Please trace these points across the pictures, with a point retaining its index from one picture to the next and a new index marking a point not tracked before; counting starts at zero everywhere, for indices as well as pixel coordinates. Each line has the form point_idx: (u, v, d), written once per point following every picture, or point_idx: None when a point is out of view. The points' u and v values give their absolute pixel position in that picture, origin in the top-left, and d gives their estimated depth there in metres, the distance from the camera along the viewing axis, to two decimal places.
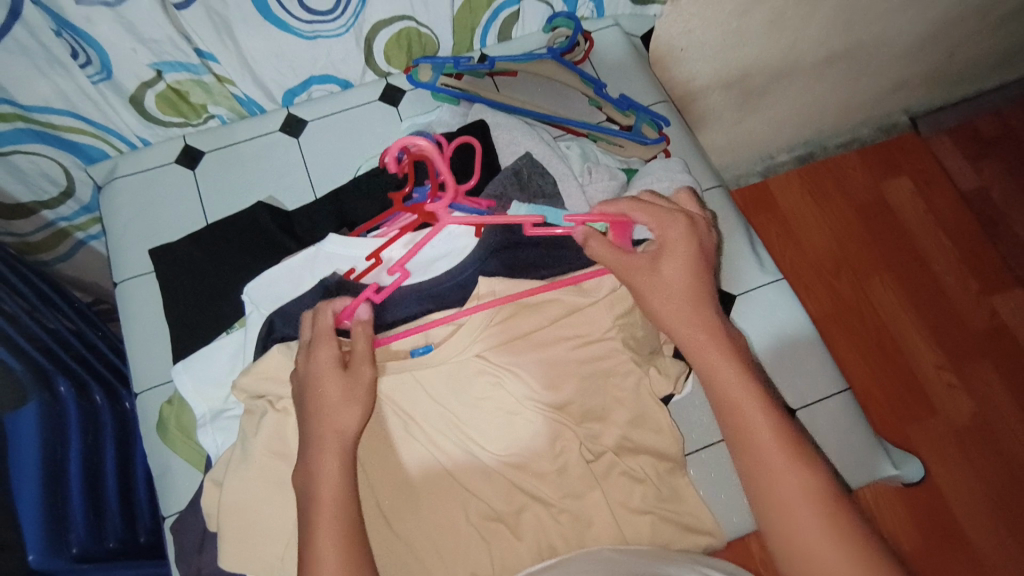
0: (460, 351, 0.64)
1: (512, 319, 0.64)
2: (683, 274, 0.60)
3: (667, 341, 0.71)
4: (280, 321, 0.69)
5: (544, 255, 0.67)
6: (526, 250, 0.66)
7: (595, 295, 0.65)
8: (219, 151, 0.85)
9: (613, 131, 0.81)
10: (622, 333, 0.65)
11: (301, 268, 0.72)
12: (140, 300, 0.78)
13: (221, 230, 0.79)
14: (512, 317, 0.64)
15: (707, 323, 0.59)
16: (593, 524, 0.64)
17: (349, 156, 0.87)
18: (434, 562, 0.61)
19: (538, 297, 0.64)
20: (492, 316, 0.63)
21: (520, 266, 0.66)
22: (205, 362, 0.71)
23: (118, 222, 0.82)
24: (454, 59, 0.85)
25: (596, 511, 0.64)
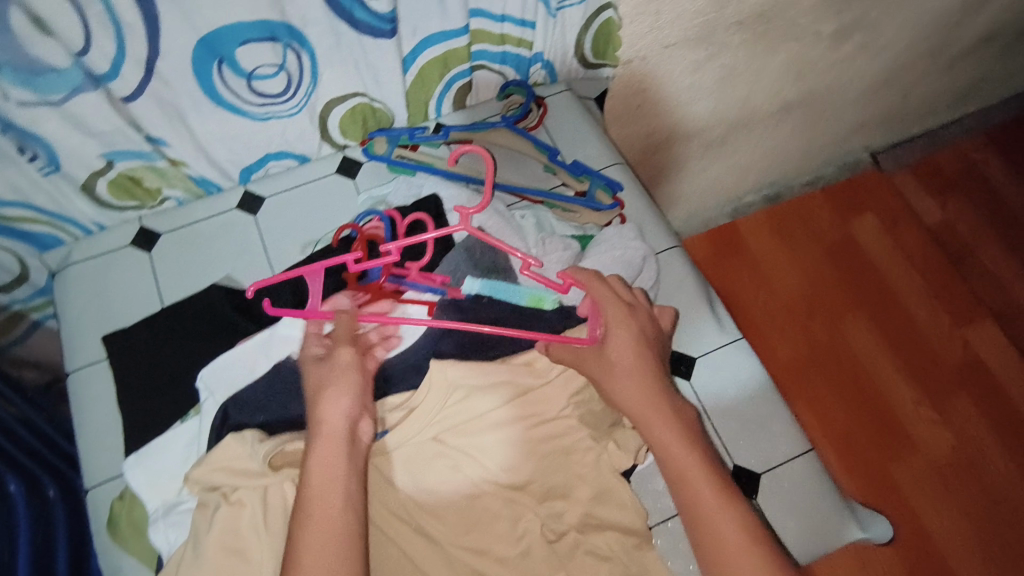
0: (417, 433, 0.64)
1: (467, 397, 0.64)
2: (638, 353, 0.63)
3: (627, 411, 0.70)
4: (234, 409, 0.69)
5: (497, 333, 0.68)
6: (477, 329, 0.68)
7: (546, 375, 0.66)
8: (176, 232, 0.85)
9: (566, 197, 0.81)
10: (578, 410, 0.66)
11: (255, 351, 0.72)
12: (93, 389, 0.77)
13: (178, 314, 0.78)
14: (467, 395, 0.64)
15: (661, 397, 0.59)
16: None
17: (308, 232, 0.87)
18: None
19: (487, 376, 0.65)
20: (448, 397, 0.64)
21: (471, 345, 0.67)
22: (160, 454, 0.70)
23: (72, 310, 0.81)
24: (409, 131, 0.89)
25: None
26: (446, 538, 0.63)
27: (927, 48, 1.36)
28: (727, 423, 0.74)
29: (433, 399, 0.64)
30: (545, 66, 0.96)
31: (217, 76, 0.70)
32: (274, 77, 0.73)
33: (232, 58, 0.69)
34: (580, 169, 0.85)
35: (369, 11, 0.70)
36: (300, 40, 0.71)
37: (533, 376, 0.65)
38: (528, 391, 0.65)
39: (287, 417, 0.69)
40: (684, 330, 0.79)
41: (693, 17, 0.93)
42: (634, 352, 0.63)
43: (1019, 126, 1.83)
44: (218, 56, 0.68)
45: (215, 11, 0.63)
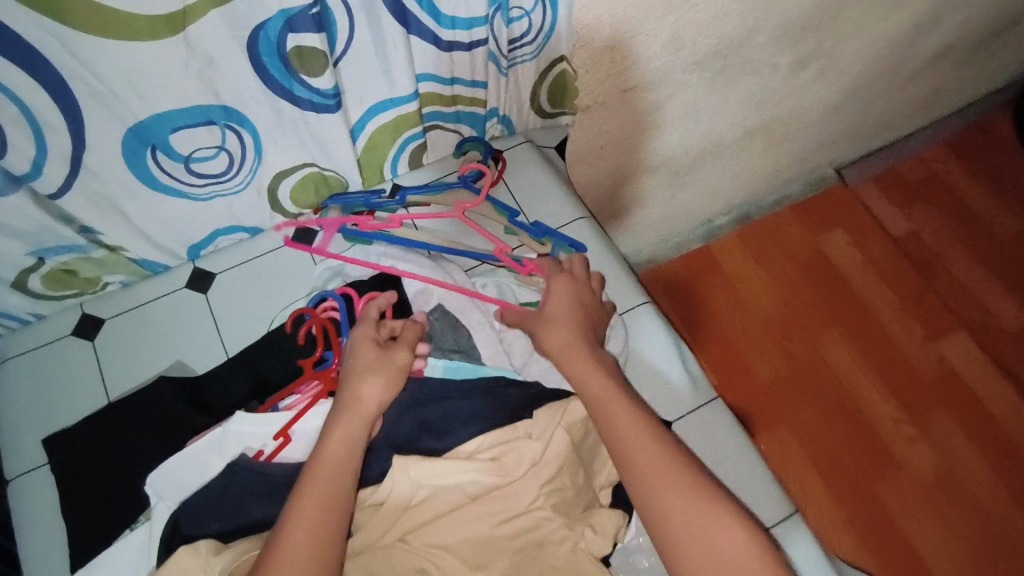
0: (383, 532, 0.60)
1: (434, 494, 0.61)
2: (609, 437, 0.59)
3: (603, 488, 0.66)
4: (187, 518, 0.64)
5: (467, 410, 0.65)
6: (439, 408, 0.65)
7: (514, 473, 0.61)
8: (120, 317, 0.81)
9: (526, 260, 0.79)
10: (551, 500, 0.61)
11: (208, 451, 0.68)
12: (36, 496, 0.72)
13: (124, 410, 0.74)
14: (435, 490, 0.61)
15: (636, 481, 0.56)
16: None
17: (264, 310, 0.82)
18: None
19: (449, 470, 0.61)
20: (414, 493, 0.60)
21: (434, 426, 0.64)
22: (107, 568, 0.66)
23: (10, 410, 0.76)
24: (365, 199, 0.86)
25: None
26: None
27: (884, 68, 1.36)
28: None
29: (401, 493, 0.60)
30: (502, 120, 0.93)
31: (151, 162, 0.67)
32: (214, 158, 0.70)
33: (165, 144, 0.66)
34: (541, 230, 0.83)
35: (309, 88, 0.68)
36: (238, 119, 0.68)
37: (500, 474, 0.61)
38: (491, 482, 0.61)
39: (242, 525, 0.64)
40: (660, 394, 0.76)
41: (649, 62, 0.91)
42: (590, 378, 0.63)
43: (979, 133, 1.85)
44: (150, 144, 0.65)
45: (141, 102, 0.61)
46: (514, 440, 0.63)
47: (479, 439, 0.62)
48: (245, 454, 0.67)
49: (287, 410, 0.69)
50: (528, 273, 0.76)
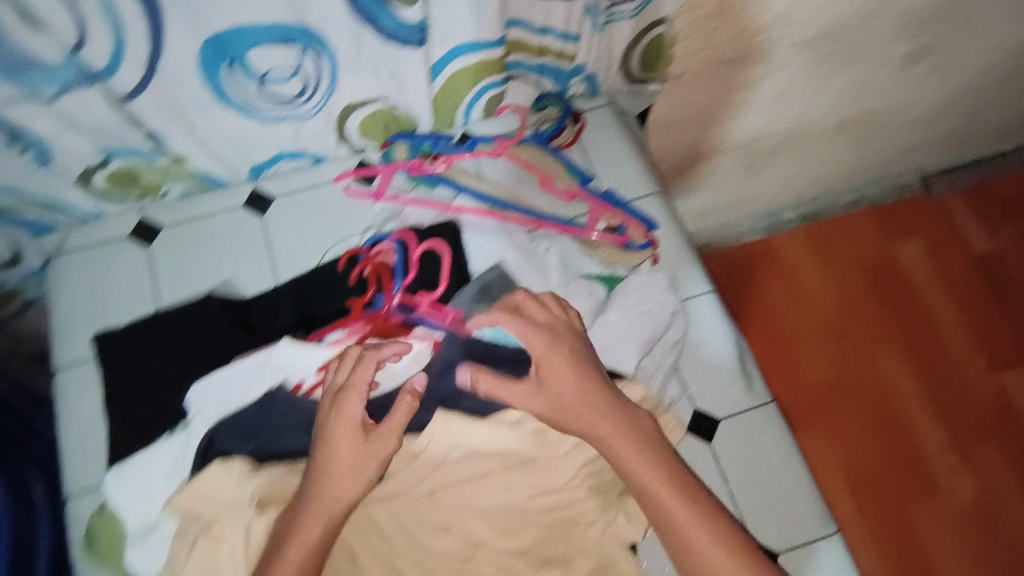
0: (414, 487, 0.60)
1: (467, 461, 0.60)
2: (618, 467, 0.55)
3: None
4: (221, 435, 0.66)
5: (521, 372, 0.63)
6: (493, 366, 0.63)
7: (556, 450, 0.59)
8: (178, 227, 0.81)
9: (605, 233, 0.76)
10: (588, 482, 0.60)
11: (250, 374, 0.69)
12: (80, 389, 0.74)
13: (172, 321, 0.75)
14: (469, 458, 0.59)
15: (653, 494, 0.53)
16: None
17: (317, 241, 0.81)
18: None
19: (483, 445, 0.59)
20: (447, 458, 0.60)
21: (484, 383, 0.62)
22: (142, 471, 0.67)
23: (65, 301, 0.77)
24: (433, 139, 0.83)
25: None
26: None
27: (1001, 74, 1.25)
28: (746, 495, 0.69)
29: (435, 458, 0.59)
30: (587, 78, 0.87)
31: (227, 76, 0.65)
32: (289, 80, 0.68)
33: (244, 59, 0.64)
34: (611, 203, 0.78)
35: (397, 21, 0.65)
36: (319, 44, 0.65)
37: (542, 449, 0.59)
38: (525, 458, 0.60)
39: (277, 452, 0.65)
40: (712, 388, 0.73)
41: (753, 34, 0.84)
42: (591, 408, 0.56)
43: None
44: (228, 56, 0.63)
45: (223, 11, 0.58)
46: None
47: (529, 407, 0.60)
48: (285, 385, 0.67)
49: (331, 346, 0.67)
50: (571, 199, 0.79)
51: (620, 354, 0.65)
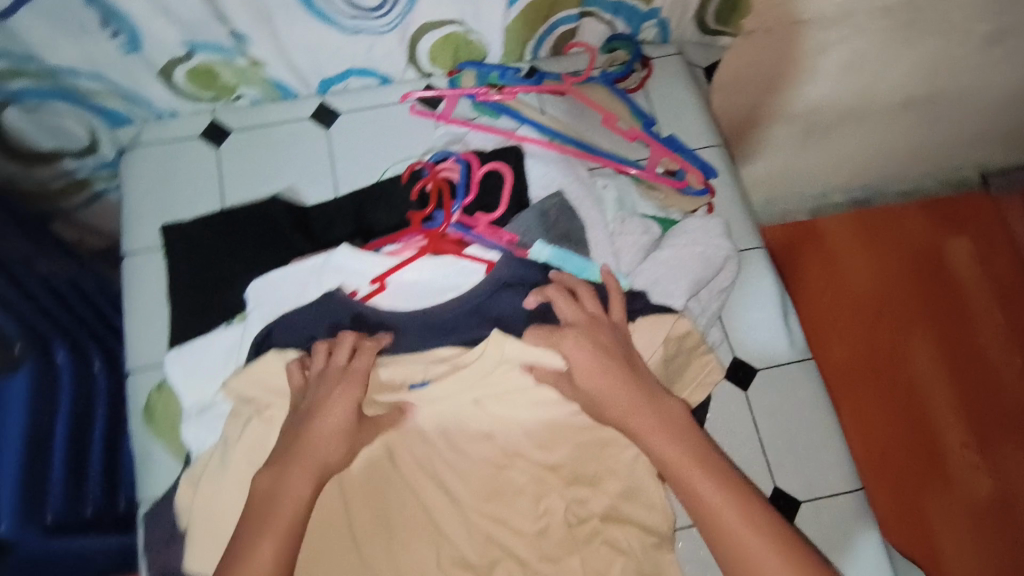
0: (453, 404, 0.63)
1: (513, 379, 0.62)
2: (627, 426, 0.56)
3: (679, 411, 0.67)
4: (278, 330, 0.67)
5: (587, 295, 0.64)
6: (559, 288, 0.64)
7: None
8: (247, 132, 0.83)
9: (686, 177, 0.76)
10: None
11: (308, 276, 0.70)
12: (149, 274, 0.78)
13: (237, 219, 0.77)
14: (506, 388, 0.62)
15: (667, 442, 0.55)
16: None
17: (379, 158, 0.82)
18: None
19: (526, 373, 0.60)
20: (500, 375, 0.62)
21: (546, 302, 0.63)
22: (201, 354, 0.71)
23: (137, 190, 0.81)
24: (500, 71, 0.83)
25: None
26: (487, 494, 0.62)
27: None
28: (774, 445, 0.70)
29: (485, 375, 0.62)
30: (659, 24, 0.86)
31: None
32: None
33: None
34: (673, 148, 0.78)
35: None
36: None
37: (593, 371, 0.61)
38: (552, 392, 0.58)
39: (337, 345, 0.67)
40: (753, 338, 0.74)
41: None
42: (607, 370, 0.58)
43: None
44: None
45: None
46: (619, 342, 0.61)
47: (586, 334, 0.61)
48: (341, 289, 0.68)
49: (389, 256, 0.68)
50: (632, 140, 0.79)
51: (670, 286, 0.65)
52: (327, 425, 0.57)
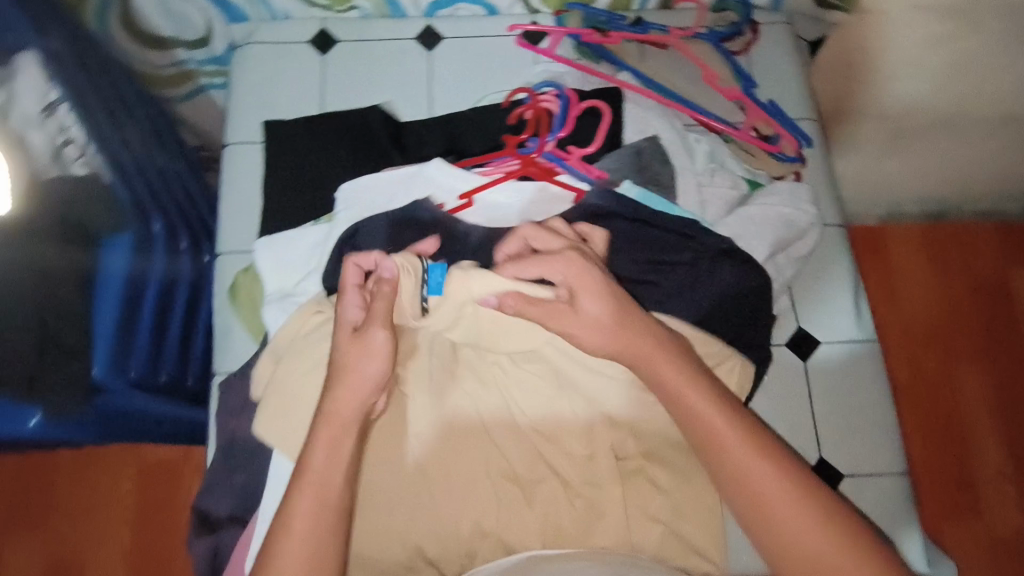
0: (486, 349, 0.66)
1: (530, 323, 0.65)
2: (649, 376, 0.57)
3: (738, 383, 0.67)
4: (363, 231, 0.70)
5: (674, 241, 0.64)
6: (646, 231, 0.64)
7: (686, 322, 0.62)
8: (352, 44, 0.85)
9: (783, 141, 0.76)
10: None
11: (398, 185, 0.73)
12: (244, 165, 0.82)
13: (335, 124, 0.80)
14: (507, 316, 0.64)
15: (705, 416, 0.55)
16: (603, 518, 0.63)
17: (476, 86, 0.84)
18: (445, 500, 0.63)
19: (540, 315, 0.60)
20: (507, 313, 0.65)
21: (630, 243, 0.64)
22: (287, 245, 0.74)
23: (242, 85, 0.84)
24: (608, 15, 0.82)
25: (610, 506, 0.63)
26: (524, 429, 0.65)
27: None
28: (826, 416, 0.71)
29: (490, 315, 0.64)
30: None
31: None
32: None
33: None
34: (770, 112, 0.77)
35: None
36: None
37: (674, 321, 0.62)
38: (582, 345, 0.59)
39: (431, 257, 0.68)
40: (820, 312, 0.74)
41: None
42: (613, 310, 0.58)
43: None
44: None
45: None
46: (700, 297, 0.63)
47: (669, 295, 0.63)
48: (429, 200, 0.70)
49: (479, 175, 0.71)
50: (731, 99, 0.78)
51: (753, 241, 0.66)
52: (368, 365, 0.57)
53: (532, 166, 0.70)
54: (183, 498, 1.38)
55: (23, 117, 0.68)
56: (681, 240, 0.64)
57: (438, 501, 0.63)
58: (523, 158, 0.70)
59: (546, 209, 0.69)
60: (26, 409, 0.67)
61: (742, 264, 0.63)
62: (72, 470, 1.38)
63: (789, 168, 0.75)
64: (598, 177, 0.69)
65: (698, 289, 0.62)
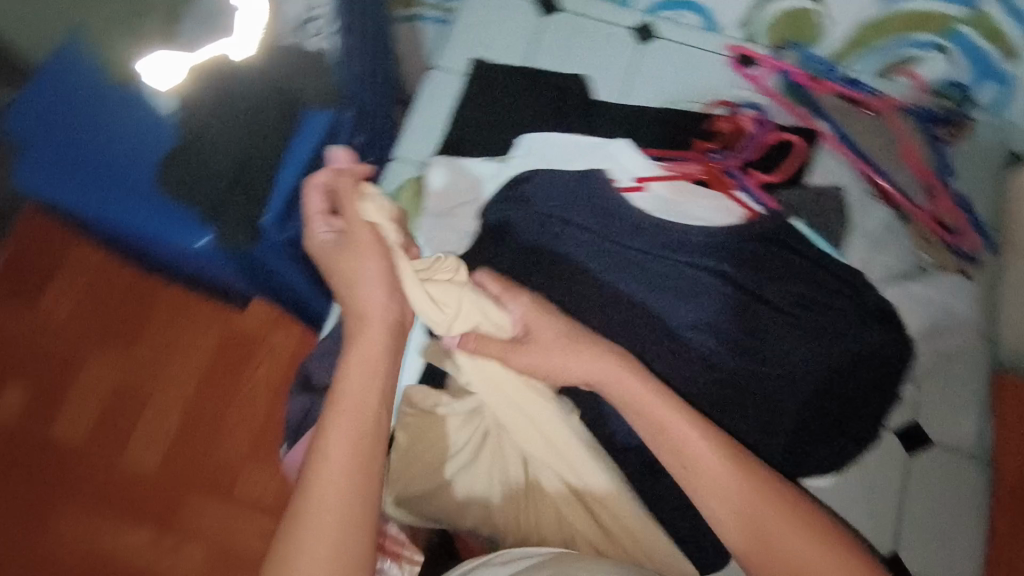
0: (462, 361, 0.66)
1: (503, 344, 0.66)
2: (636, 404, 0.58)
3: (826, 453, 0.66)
4: (536, 179, 0.75)
5: (826, 289, 0.66)
6: (803, 268, 0.66)
7: (812, 366, 0.63)
8: (574, 16, 0.89)
9: (961, 238, 0.76)
10: (810, 406, 0.64)
11: (578, 151, 0.76)
12: (442, 90, 0.88)
13: (537, 81, 0.85)
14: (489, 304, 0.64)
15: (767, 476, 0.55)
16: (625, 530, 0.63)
17: (674, 89, 0.87)
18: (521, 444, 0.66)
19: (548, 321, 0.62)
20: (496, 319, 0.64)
21: (781, 276, 0.66)
22: (462, 169, 0.80)
23: (464, 22, 0.91)
24: (825, 65, 0.83)
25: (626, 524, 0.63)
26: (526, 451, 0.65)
27: None
28: (913, 514, 0.69)
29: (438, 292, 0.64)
30: (1000, 87, 0.82)
31: None
32: None
33: None
34: (957, 205, 0.77)
35: None
36: None
37: (797, 364, 0.63)
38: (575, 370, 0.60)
39: (590, 227, 0.71)
40: (941, 412, 0.72)
41: None
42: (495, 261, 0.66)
43: None
44: None
45: None
46: (835, 349, 0.63)
47: (800, 337, 0.64)
48: (604, 172, 0.73)
49: (660, 168, 0.74)
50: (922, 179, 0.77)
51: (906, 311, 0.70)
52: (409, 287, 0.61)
53: (710, 174, 0.72)
54: (252, 371, 1.48)
55: None
56: (833, 290, 0.66)
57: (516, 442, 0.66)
58: (705, 166, 0.73)
59: (713, 217, 0.69)
60: (203, 227, 0.76)
61: (887, 328, 0.65)
62: (172, 310, 1.51)
63: (959, 263, 0.74)
64: (771, 203, 0.70)
65: (835, 338, 0.64)
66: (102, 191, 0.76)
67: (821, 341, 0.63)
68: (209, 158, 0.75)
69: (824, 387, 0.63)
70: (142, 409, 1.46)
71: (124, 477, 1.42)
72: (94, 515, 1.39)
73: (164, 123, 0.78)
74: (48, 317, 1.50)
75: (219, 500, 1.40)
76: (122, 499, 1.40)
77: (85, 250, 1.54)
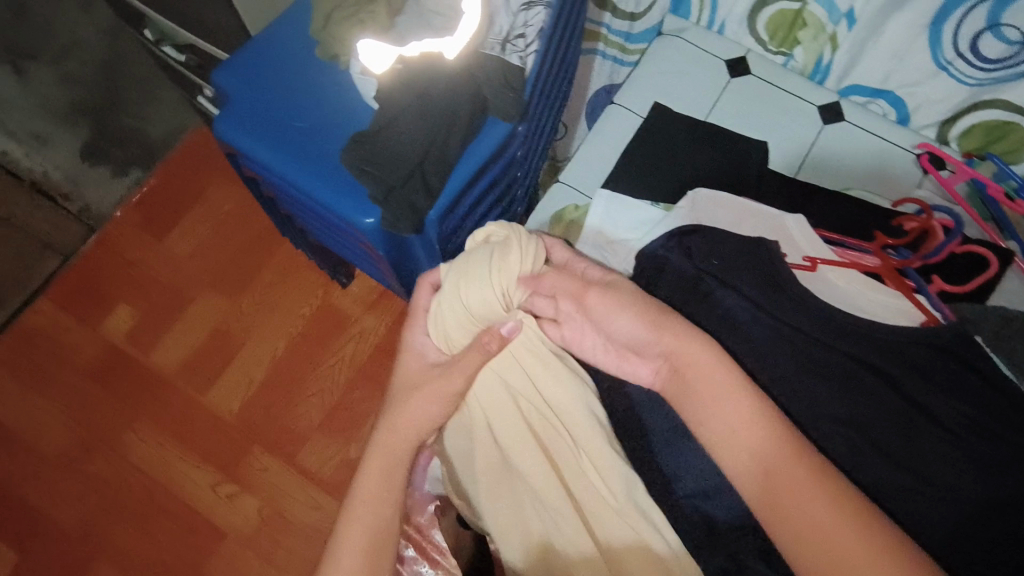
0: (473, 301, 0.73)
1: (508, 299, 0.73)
2: (735, 448, 0.59)
3: None
4: (699, 236, 0.75)
5: (993, 417, 0.60)
6: (967, 383, 0.62)
7: (964, 495, 0.58)
8: (761, 83, 0.90)
9: None
10: (958, 545, 0.57)
11: (747, 216, 0.76)
12: (616, 126, 0.90)
13: (714, 137, 0.85)
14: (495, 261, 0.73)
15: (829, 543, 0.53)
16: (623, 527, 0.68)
17: (848, 175, 0.86)
18: (543, 426, 0.73)
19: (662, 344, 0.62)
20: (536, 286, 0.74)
21: (944, 388, 0.62)
22: (626, 210, 0.82)
23: (650, 67, 0.92)
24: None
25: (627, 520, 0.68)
26: (538, 434, 0.73)
27: None
28: None
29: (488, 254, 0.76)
30: None
31: (965, 8, 0.69)
32: (1006, 43, 0.69)
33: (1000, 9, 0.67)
34: None
35: None
36: None
37: (945, 489, 0.58)
38: None
39: (745, 296, 0.70)
40: None
41: None
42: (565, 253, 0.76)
43: None
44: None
45: None
46: (996, 487, 0.57)
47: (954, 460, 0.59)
48: (775, 243, 0.72)
49: (834, 252, 0.72)
50: None
51: None
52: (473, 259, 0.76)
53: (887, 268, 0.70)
54: (339, 347, 1.52)
55: (509, 2, 0.80)
56: (999, 417, 0.60)
57: (537, 422, 0.73)
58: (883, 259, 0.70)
59: (882, 314, 0.67)
60: (374, 206, 0.79)
61: None
62: (282, 271, 1.58)
63: None
64: (949, 314, 0.67)
65: (994, 472, 0.58)
66: (294, 159, 0.82)
67: (978, 472, 0.58)
68: (399, 152, 0.77)
69: (976, 527, 0.57)
70: (233, 357, 1.52)
71: (201, 416, 1.48)
72: (168, 446, 1.46)
73: (364, 112, 0.84)
74: (172, 251, 1.60)
75: (281, 463, 1.44)
76: (194, 437, 1.46)
77: (217, 198, 1.63)
